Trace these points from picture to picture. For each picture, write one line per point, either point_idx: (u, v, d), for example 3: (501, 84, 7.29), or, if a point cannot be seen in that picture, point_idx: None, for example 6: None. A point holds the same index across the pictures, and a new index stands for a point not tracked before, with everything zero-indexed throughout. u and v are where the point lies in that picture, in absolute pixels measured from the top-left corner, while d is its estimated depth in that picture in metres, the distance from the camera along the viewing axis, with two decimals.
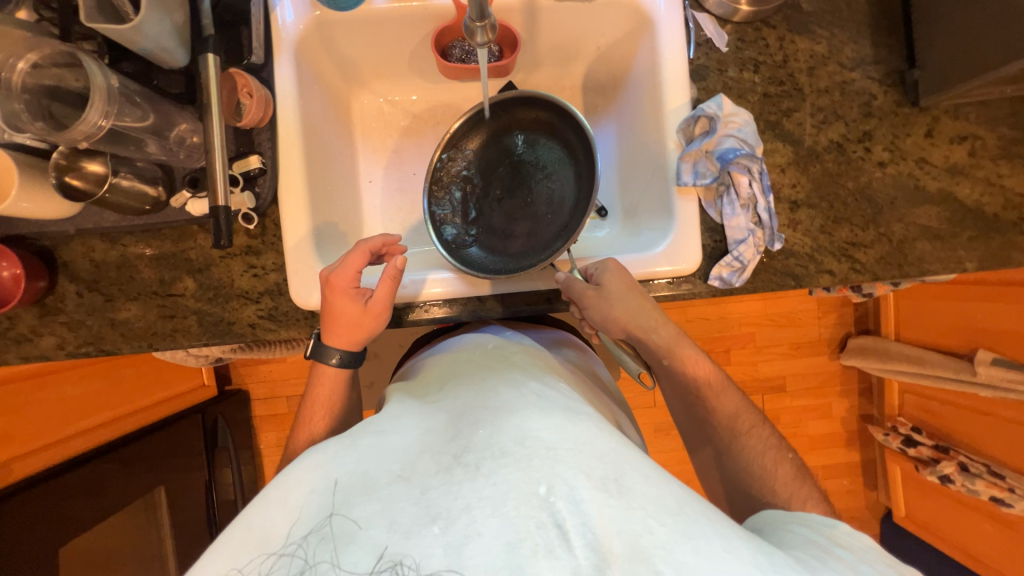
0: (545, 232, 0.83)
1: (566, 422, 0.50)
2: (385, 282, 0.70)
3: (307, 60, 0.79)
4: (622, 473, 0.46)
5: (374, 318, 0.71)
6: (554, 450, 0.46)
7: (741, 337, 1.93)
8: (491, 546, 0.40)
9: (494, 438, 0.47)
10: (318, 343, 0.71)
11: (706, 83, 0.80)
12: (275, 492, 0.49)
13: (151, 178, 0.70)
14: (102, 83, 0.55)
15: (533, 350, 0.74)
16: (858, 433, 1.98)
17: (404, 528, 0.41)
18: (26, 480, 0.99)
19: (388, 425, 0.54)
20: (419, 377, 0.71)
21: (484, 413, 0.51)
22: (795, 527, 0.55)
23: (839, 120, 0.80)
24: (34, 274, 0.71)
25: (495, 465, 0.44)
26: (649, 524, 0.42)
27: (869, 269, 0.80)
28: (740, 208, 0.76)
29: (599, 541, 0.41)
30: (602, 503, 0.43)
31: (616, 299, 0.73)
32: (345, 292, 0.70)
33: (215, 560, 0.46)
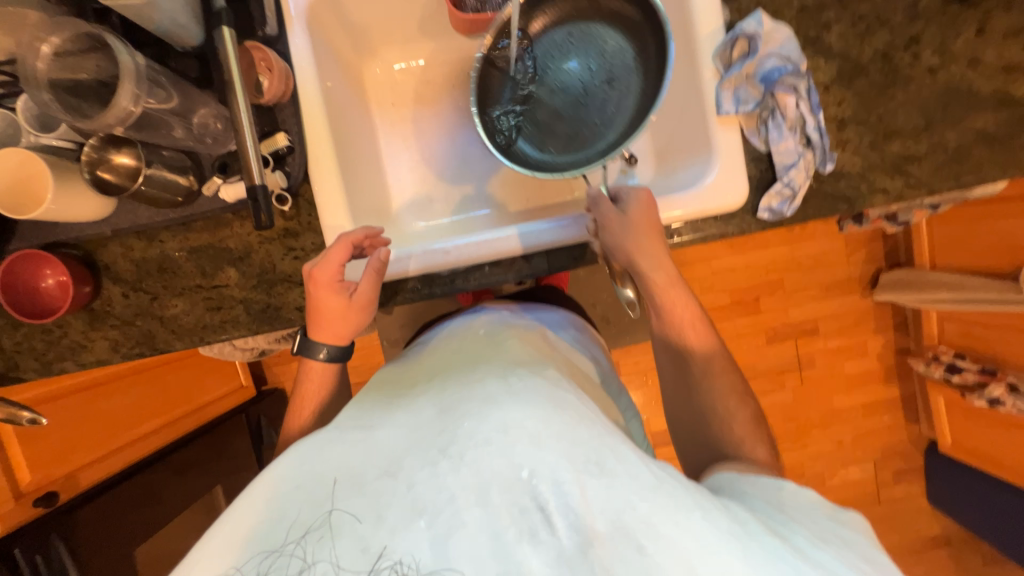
0: (586, 136, 0.74)
1: (549, 406, 0.47)
2: (369, 275, 0.68)
3: (318, 28, 0.75)
4: (606, 456, 0.44)
5: (359, 311, 0.68)
6: (537, 437, 0.44)
7: (770, 284, 1.89)
8: (477, 535, 0.42)
9: (476, 427, 0.46)
10: (304, 337, 0.68)
11: (738, 4, 0.75)
12: (259, 485, 0.47)
13: (180, 167, 0.68)
14: (128, 63, 0.53)
15: (517, 323, 0.72)
16: (895, 368, 1.97)
17: (391, 524, 0.42)
18: (93, 488, 1.03)
19: (372, 419, 0.51)
20: (414, 363, 0.67)
21: (469, 402, 0.49)
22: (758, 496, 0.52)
23: (884, 27, 0.75)
24: (79, 279, 0.71)
25: (479, 453, 0.44)
26: (632, 500, 0.42)
27: (924, 183, 0.77)
28: (788, 130, 0.72)
29: (582, 522, 0.42)
30: (586, 485, 0.43)
31: (635, 228, 0.68)
32: (329, 286, 0.66)
33: (202, 558, 0.45)
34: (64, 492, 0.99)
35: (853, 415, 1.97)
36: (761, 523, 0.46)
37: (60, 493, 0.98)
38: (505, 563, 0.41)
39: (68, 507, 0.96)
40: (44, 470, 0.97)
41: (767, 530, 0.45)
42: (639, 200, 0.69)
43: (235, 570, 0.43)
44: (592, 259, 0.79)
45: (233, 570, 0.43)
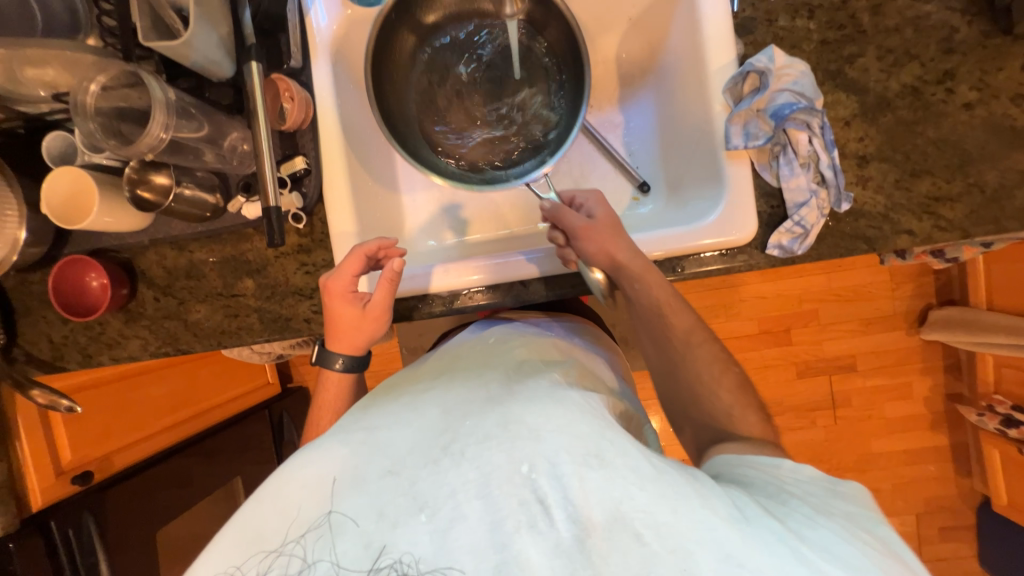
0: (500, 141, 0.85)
1: (551, 404, 0.50)
2: (383, 284, 0.69)
3: (342, 58, 0.79)
4: (603, 448, 0.46)
5: (372, 321, 0.71)
6: (536, 431, 0.47)
7: (802, 315, 1.80)
8: (475, 529, 0.42)
9: (479, 426, 0.48)
10: (321, 348, 0.71)
11: (753, 37, 0.74)
12: (266, 487, 0.50)
13: (210, 187, 0.75)
14: (159, 96, 0.59)
15: (530, 337, 0.73)
16: (944, 415, 1.80)
17: (392, 518, 0.44)
18: (123, 472, 1.11)
19: (378, 420, 0.52)
20: (415, 370, 0.69)
21: (475, 403, 0.52)
22: (759, 482, 0.52)
23: (914, 60, 0.71)
24: (117, 282, 0.78)
25: (479, 449, 0.46)
26: (630, 491, 0.43)
27: (957, 225, 0.72)
28: (800, 167, 0.69)
29: (579, 513, 0.42)
30: (585, 477, 0.43)
31: (610, 228, 0.71)
32: (343, 297, 0.70)
33: (218, 550, 0.47)
34: (98, 471, 1.08)
35: (893, 462, 1.82)
36: (757, 506, 0.46)
37: (94, 473, 1.07)
38: (503, 556, 0.41)
39: (97, 488, 1.04)
40: (83, 451, 1.06)
41: (763, 513, 0.45)
42: (597, 205, 0.74)
43: (237, 569, 0.45)
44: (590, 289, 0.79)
45: (235, 570, 0.45)
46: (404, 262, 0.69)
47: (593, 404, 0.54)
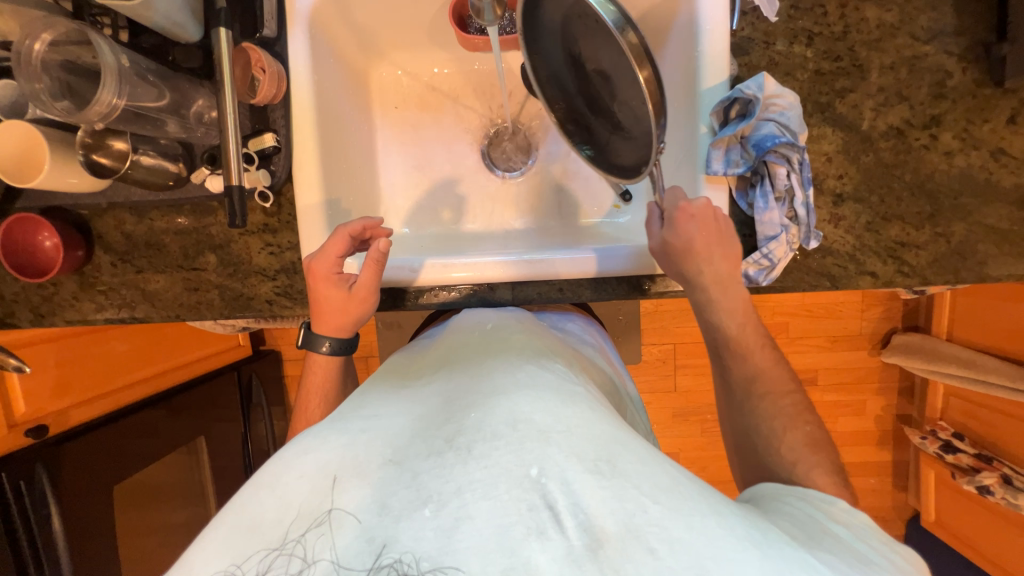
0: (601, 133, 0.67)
1: (559, 402, 0.48)
2: (369, 267, 0.68)
3: (322, 31, 0.75)
4: (614, 454, 0.43)
5: (358, 304, 0.70)
6: (545, 432, 0.43)
7: (773, 327, 1.84)
8: (482, 530, 0.37)
9: (486, 421, 0.44)
10: (308, 331, 0.72)
11: (749, 58, 0.72)
12: (264, 476, 0.46)
13: (173, 156, 0.72)
14: (111, 63, 0.57)
15: (534, 330, 0.70)
16: (892, 433, 1.89)
17: (395, 512, 0.39)
18: (80, 427, 1.10)
19: (378, 411, 0.51)
20: (420, 356, 0.69)
21: (477, 395, 0.49)
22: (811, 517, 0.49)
23: (903, 101, 0.70)
24: (72, 244, 0.75)
25: (487, 447, 0.42)
26: (643, 502, 0.40)
27: (918, 272, 0.73)
28: (774, 201, 0.69)
29: (591, 522, 0.38)
30: (595, 486, 0.40)
31: (687, 254, 0.68)
32: (326, 279, 0.69)
33: (208, 545, 0.42)
34: (53, 426, 1.07)
35: None
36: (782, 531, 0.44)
37: (49, 427, 1.06)
38: (511, 563, 0.36)
39: (53, 441, 1.04)
40: (37, 403, 1.06)
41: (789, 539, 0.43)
42: (681, 220, 0.67)
43: (235, 568, 0.39)
44: (555, 298, 0.80)
45: (234, 569, 0.39)
46: (389, 242, 0.67)
47: (602, 409, 0.51)
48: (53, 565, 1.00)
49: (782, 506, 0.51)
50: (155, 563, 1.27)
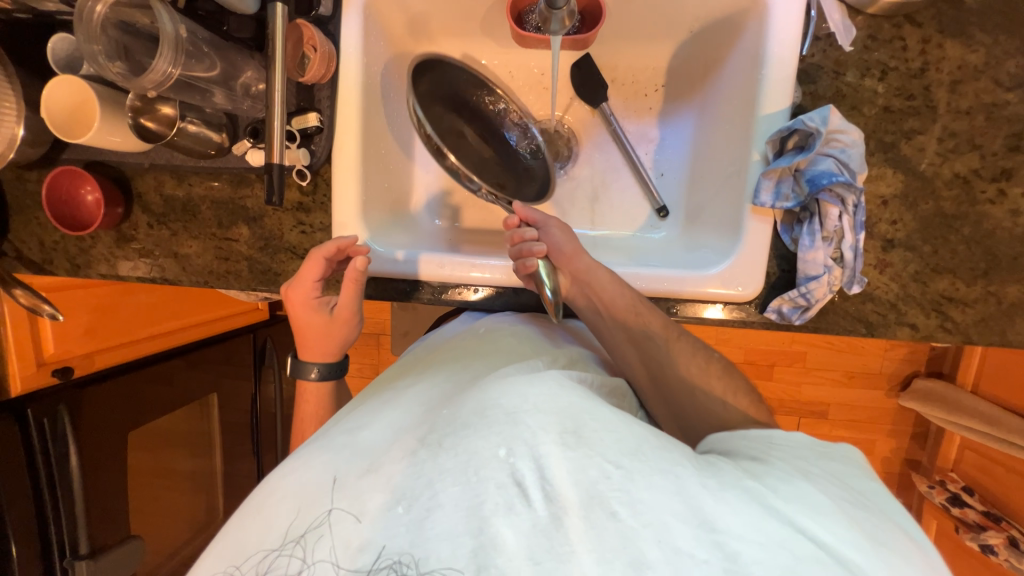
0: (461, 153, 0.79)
1: (524, 382, 0.48)
2: (347, 290, 0.71)
3: (376, 12, 0.74)
4: (582, 423, 0.44)
5: (341, 324, 0.75)
6: (513, 414, 0.44)
7: (790, 354, 1.80)
8: (453, 514, 0.40)
9: (455, 415, 0.47)
10: (296, 360, 0.78)
11: (814, 87, 0.68)
12: (256, 498, 0.48)
13: (217, 125, 0.72)
14: (169, 32, 0.57)
15: (530, 336, 0.69)
16: (898, 477, 1.87)
17: (374, 513, 0.42)
18: (101, 372, 1.15)
19: (358, 422, 0.54)
20: (416, 363, 0.72)
21: (454, 397, 0.52)
22: (767, 455, 0.49)
23: (975, 150, 0.66)
24: (112, 201, 0.77)
25: (457, 437, 0.44)
26: (606, 468, 0.41)
27: (961, 330, 0.70)
28: (821, 241, 0.66)
29: (556, 493, 0.40)
30: (561, 457, 0.42)
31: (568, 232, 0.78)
32: (306, 305, 0.74)
33: (215, 555, 0.45)
34: (78, 368, 1.12)
35: None
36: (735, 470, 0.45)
37: (75, 369, 1.11)
38: (483, 542, 0.38)
39: (77, 384, 1.08)
40: (67, 346, 1.09)
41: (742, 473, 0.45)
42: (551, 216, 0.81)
43: (235, 569, 0.43)
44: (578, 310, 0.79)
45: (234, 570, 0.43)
46: (366, 262, 0.69)
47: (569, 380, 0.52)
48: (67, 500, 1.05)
49: (738, 450, 0.51)
50: (161, 509, 1.32)
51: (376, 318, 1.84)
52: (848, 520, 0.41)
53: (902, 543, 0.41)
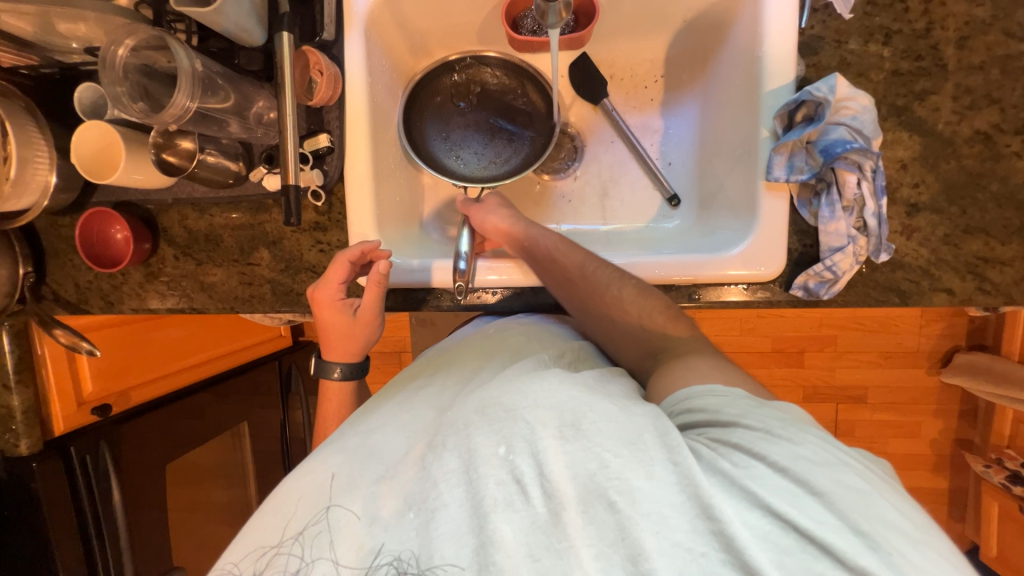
0: (463, 141, 0.87)
1: (525, 380, 0.51)
2: (371, 291, 0.73)
3: (376, 33, 0.76)
4: (583, 416, 0.46)
5: (364, 326, 0.76)
6: (512, 410, 0.47)
7: (820, 340, 1.76)
8: (455, 515, 0.44)
9: (459, 416, 0.50)
10: (320, 360, 0.78)
11: (817, 58, 0.67)
12: (269, 504, 0.52)
13: (233, 154, 0.75)
14: (186, 67, 0.59)
15: (540, 332, 0.73)
16: (949, 458, 1.79)
17: (382, 520, 0.46)
18: (137, 408, 1.18)
19: (372, 425, 0.57)
20: (413, 369, 0.75)
21: (462, 397, 0.56)
22: (743, 421, 0.49)
23: (994, 104, 0.65)
24: (140, 237, 0.80)
25: (459, 438, 0.48)
26: (604, 458, 0.43)
27: (1002, 291, 0.67)
28: (841, 211, 0.65)
29: (555, 489, 0.43)
30: (559, 449, 0.44)
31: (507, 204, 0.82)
32: (331, 305, 0.74)
33: (238, 547, 0.50)
34: (117, 404, 1.14)
35: None
36: (708, 451, 0.46)
37: (112, 406, 1.13)
38: (483, 537, 0.42)
39: (115, 420, 1.11)
40: (104, 383, 1.11)
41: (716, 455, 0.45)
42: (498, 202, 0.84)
43: (233, 566, 0.48)
44: None
45: (233, 568, 0.48)
46: (389, 263, 0.71)
47: (581, 376, 0.53)
48: (113, 534, 1.08)
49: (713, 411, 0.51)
50: (202, 539, 1.34)
51: (397, 335, 1.85)
52: (834, 496, 0.42)
53: (884, 503, 0.43)
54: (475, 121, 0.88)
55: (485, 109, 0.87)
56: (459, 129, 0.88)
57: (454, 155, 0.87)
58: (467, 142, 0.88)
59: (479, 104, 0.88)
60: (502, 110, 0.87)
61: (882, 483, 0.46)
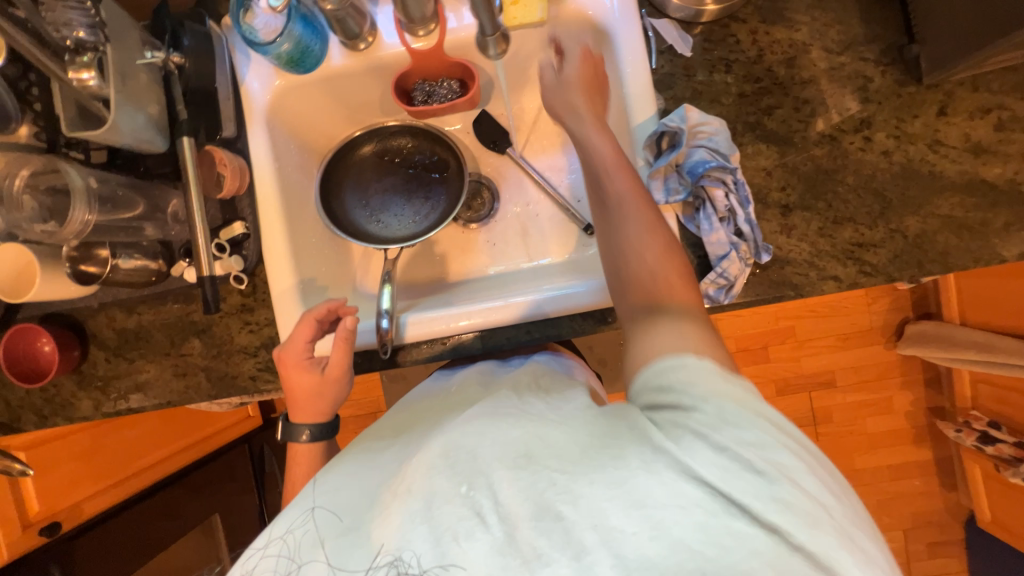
0: (384, 201, 0.92)
1: (486, 420, 0.51)
2: (339, 347, 0.73)
3: (278, 123, 0.82)
4: (533, 445, 0.47)
5: (332, 384, 0.74)
6: (472, 451, 0.48)
7: (778, 332, 1.81)
8: (422, 548, 0.44)
9: (423, 457, 0.51)
10: (286, 422, 0.75)
11: (673, 91, 0.75)
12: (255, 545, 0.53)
13: (153, 254, 0.76)
14: (80, 185, 0.64)
15: (484, 370, 0.77)
16: (927, 429, 1.82)
17: (355, 562, 0.47)
18: (92, 520, 1.13)
19: (340, 476, 0.57)
20: (381, 424, 0.72)
21: (425, 441, 0.56)
22: (701, 404, 0.45)
23: (831, 110, 0.73)
24: (68, 346, 0.80)
25: (423, 479, 0.48)
26: (553, 478, 0.45)
27: (882, 271, 0.73)
28: (718, 222, 0.70)
29: (510, 513, 0.44)
30: (513, 480, 0.45)
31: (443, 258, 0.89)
32: (298, 365, 0.74)
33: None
34: (67, 521, 1.08)
35: (879, 479, 1.83)
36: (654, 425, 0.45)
37: (63, 523, 1.07)
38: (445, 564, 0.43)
39: (69, 536, 1.07)
40: (51, 501, 1.07)
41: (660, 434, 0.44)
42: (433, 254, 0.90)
43: None
44: (524, 340, 0.81)
45: None
46: (357, 320, 0.73)
47: (539, 405, 0.54)
48: None
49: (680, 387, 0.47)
50: None
51: (368, 397, 1.84)
52: (768, 475, 0.42)
53: (814, 480, 0.42)
54: (397, 182, 0.93)
55: (402, 168, 0.93)
56: (379, 192, 0.92)
57: (375, 219, 0.91)
58: (389, 202, 0.92)
59: (396, 165, 0.93)
60: (421, 167, 0.93)
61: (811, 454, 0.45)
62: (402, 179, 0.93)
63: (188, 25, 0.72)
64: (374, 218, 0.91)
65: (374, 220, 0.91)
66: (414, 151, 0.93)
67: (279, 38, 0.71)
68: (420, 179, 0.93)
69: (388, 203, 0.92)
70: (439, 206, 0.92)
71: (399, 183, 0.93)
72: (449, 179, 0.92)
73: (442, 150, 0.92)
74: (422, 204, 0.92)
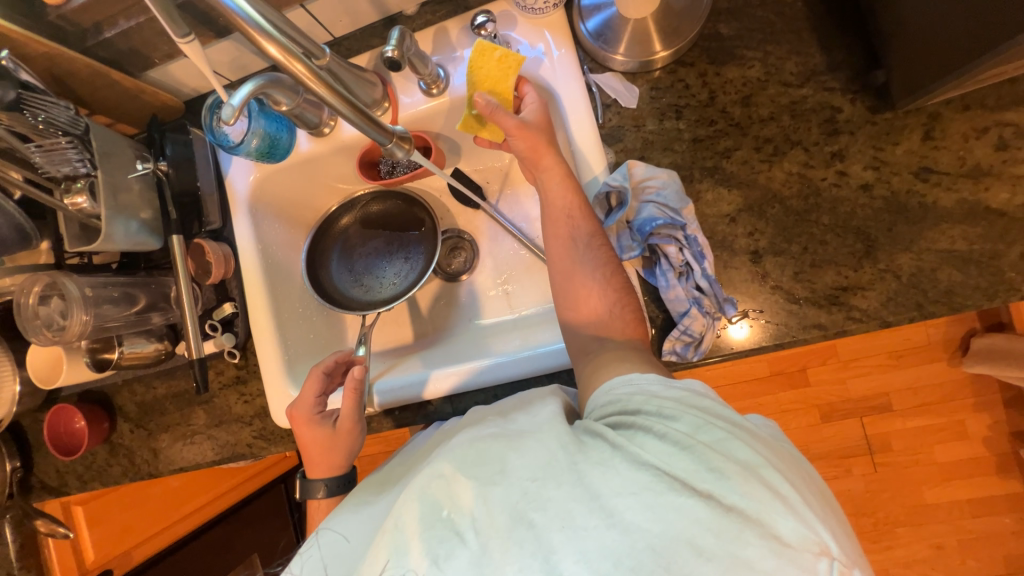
0: (372, 263, 0.96)
1: (459, 445, 0.50)
2: (348, 397, 0.75)
3: (261, 208, 0.89)
4: (506, 460, 0.46)
5: (344, 437, 0.77)
6: (446, 472, 0.47)
7: (818, 353, 1.66)
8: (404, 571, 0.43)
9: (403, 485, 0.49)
10: (303, 480, 0.78)
11: (623, 143, 0.73)
12: None
13: (158, 336, 0.85)
14: (75, 294, 0.74)
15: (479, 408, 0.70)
16: (1013, 456, 1.57)
17: None
18: (142, 564, 1.26)
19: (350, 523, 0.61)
20: (384, 470, 0.74)
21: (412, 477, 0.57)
22: (645, 406, 0.49)
23: (796, 146, 0.68)
24: (99, 419, 0.91)
25: (400, 505, 0.47)
26: (524, 485, 0.43)
27: (873, 316, 0.65)
28: (675, 278, 0.67)
29: (485, 528, 0.42)
30: (485, 497, 0.44)
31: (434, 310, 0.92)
32: (310, 419, 0.77)
33: None
34: None
35: (957, 516, 1.60)
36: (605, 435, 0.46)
37: None
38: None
39: None
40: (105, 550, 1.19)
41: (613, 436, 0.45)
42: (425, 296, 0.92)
43: None
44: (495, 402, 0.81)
45: None
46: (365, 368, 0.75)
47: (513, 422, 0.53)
48: None
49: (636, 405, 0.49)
50: None
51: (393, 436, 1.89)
52: (719, 456, 0.42)
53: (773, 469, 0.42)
54: (382, 244, 0.96)
55: (385, 232, 0.96)
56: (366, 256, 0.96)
57: (360, 282, 0.94)
58: (377, 265, 0.95)
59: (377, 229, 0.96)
60: (403, 227, 0.96)
61: (761, 440, 0.46)
62: (385, 241, 0.96)
63: (169, 135, 0.81)
64: (359, 283, 0.93)
65: (364, 284, 0.94)
66: (393, 215, 0.96)
67: (246, 136, 0.76)
68: (401, 239, 0.95)
69: (374, 265, 0.95)
70: (422, 262, 0.93)
71: (382, 246, 0.96)
72: (428, 236, 0.93)
73: (417, 209, 0.95)
74: (406, 263, 0.94)
